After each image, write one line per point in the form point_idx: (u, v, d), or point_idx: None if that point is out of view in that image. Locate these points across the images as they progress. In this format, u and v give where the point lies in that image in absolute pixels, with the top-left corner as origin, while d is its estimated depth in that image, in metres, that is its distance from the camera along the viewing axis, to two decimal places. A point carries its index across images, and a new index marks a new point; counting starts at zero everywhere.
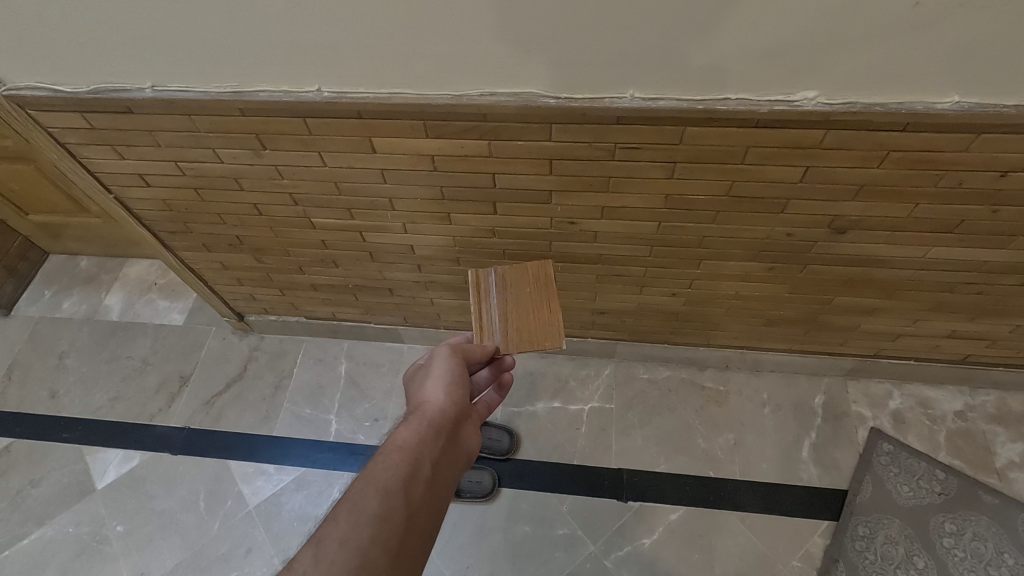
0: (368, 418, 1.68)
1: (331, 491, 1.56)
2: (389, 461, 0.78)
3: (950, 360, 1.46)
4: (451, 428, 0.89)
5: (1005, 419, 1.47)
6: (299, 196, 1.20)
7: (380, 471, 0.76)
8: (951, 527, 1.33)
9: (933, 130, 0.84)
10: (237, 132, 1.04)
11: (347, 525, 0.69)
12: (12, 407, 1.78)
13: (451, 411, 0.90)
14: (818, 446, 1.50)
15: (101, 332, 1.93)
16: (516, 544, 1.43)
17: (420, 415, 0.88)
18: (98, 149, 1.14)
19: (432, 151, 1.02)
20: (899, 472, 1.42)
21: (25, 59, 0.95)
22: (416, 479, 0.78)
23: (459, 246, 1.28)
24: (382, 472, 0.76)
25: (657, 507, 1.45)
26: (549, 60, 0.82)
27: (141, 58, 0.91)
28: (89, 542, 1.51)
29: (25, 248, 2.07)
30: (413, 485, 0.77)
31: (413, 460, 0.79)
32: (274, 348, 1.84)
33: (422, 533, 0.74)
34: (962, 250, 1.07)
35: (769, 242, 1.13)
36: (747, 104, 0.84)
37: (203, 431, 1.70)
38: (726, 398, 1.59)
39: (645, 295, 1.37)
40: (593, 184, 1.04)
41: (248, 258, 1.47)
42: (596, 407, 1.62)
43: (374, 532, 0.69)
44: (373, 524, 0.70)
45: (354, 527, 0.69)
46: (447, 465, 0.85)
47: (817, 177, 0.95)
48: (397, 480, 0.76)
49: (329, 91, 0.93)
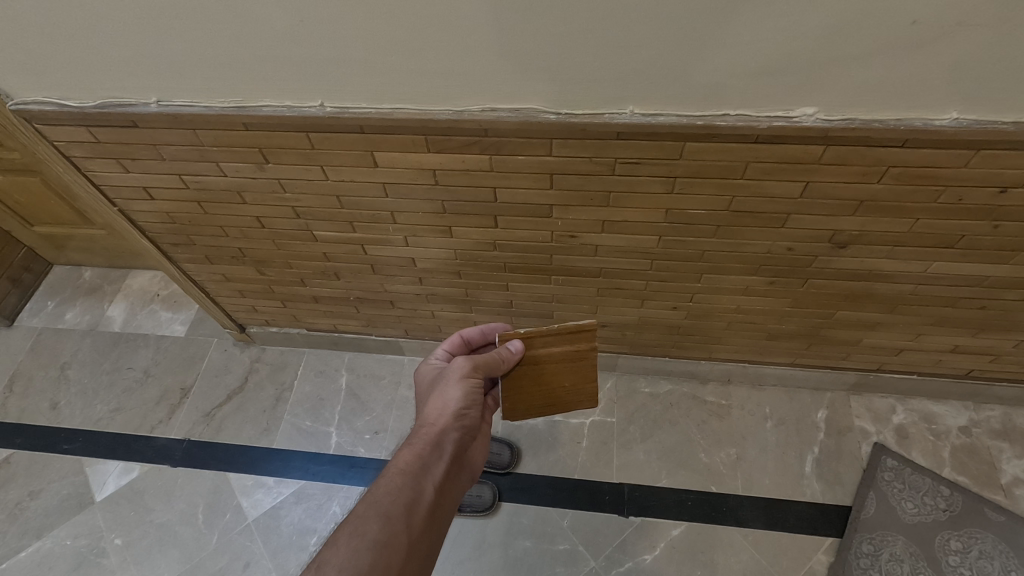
0: (368, 430, 1.67)
1: (331, 504, 1.55)
2: (393, 484, 0.82)
3: (954, 375, 1.45)
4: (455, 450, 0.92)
5: (1009, 435, 1.46)
6: (301, 209, 1.20)
7: (382, 494, 0.81)
8: (957, 544, 1.31)
9: (931, 146, 0.85)
10: (241, 146, 1.05)
11: (348, 552, 0.73)
12: (12, 418, 1.78)
13: (455, 433, 0.93)
14: (821, 461, 1.49)
15: (103, 343, 1.94)
16: (515, 560, 1.42)
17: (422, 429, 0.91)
18: (103, 163, 1.15)
19: (433, 165, 1.02)
20: (904, 488, 1.41)
21: (33, 75, 0.96)
22: (417, 500, 0.82)
23: (461, 259, 1.29)
24: (384, 496, 0.80)
25: (658, 522, 1.44)
26: (550, 77, 0.83)
27: (147, 74, 0.93)
28: (87, 556, 1.50)
29: (28, 259, 2.08)
30: (414, 506, 0.81)
31: (413, 481, 0.83)
32: (275, 360, 1.84)
33: (422, 553, 0.79)
34: (963, 266, 1.07)
35: (770, 257, 1.13)
36: (746, 120, 0.85)
37: (203, 443, 1.69)
38: (728, 412, 1.59)
39: (646, 308, 1.37)
40: (593, 199, 1.05)
41: (250, 270, 1.48)
42: (597, 422, 1.61)
43: (373, 558, 0.73)
44: (374, 551, 0.74)
45: (355, 553, 0.73)
46: (449, 485, 0.89)
47: (817, 193, 0.96)
48: (399, 503, 0.80)
49: (332, 106, 0.94)
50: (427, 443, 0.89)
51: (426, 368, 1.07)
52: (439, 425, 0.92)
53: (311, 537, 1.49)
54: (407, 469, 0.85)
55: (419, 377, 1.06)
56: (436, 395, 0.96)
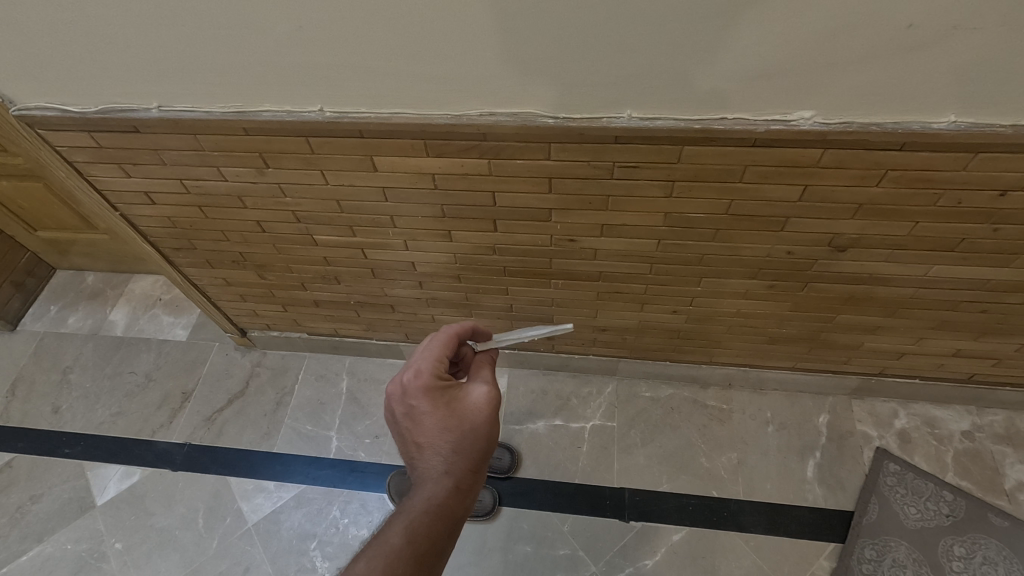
0: (368, 434, 1.67)
1: (330, 508, 1.54)
2: (429, 525, 0.71)
3: (956, 379, 1.44)
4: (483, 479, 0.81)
5: (1013, 440, 1.45)
6: (301, 214, 1.21)
7: (417, 535, 0.70)
8: (961, 550, 1.30)
9: (930, 150, 0.85)
10: (242, 151, 1.05)
11: None
12: (13, 422, 1.78)
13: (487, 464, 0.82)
14: (823, 466, 1.48)
15: (105, 347, 1.94)
16: (515, 565, 1.41)
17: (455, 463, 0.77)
18: (106, 168, 1.16)
19: (432, 169, 1.03)
20: (906, 493, 1.40)
21: (34, 80, 0.97)
22: (449, 548, 0.73)
23: (460, 263, 1.29)
24: (419, 542, 0.69)
25: (659, 527, 1.43)
26: (548, 82, 0.84)
27: (148, 80, 0.94)
28: (87, 560, 1.50)
29: (32, 263, 2.10)
30: (446, 554, 0.72)
31: (450, 530, 0.73)
32: (275, 364, 1.84)
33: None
34: (964, 269, 1.07)
35: (770, 260, 1.13)
36: (745, 123, 0.85)
37: (204, 447, 1.69)
38: (729, 417, 1.58)
39: (647, 312, 1.37)
40: (592, 202, 1.05)
41: (251, 274, 1.48)
42: (597, 426, 1.61)
43: None
44: None
45: None
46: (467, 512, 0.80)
47: (817, 196, 0.96)
48: (436, 553, 0.70)
49: (331, 111, 0.94)
50: (465, 481, 0.77)
51: (430, 375, 0.81)
52: (478, 460, 0.79)
53: (311, 541, 1.49)
54: (444, 515, 0.73)
55: (417, 385, 0.80)
56: (471, 425, 0.79)
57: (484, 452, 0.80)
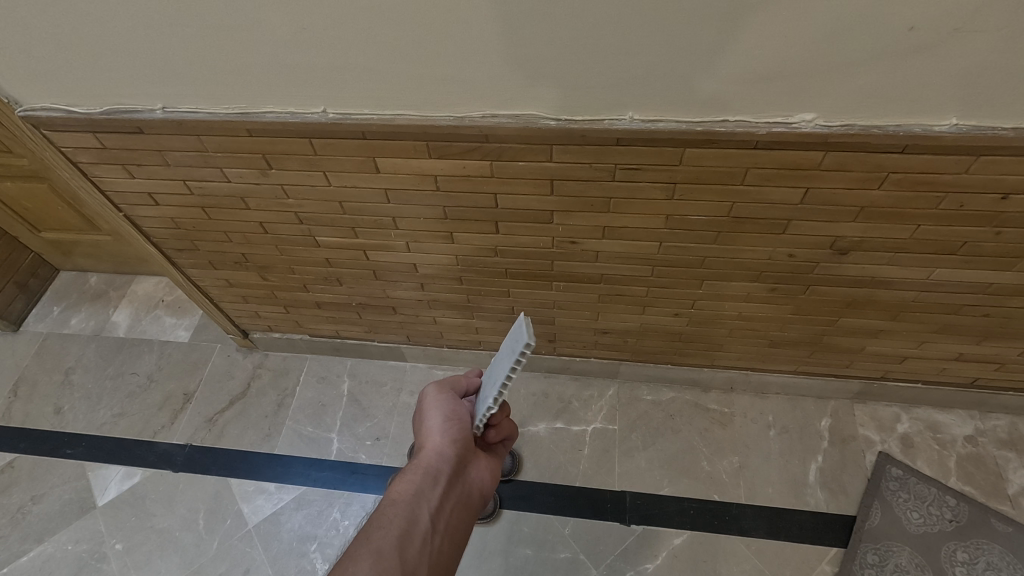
0: (369, 436, 1.67)
1: (331, 510, 1.54)
2: (390, 513, 0.76)
3: (959, 384, 1.44)
4: (454, 472, 0.85)
5: (1016, 444, 1.44)
6: (303, 215, 1.21)
7: (380, 521, 0.75)
8: (964, 556, 1.29)
9: (931, 153, 0.85)
10: (245, 152, 1.06)
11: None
12: (14, 423, 1.79)
13: (451, 456, 0.86)
14: (824, 470, 1.47)
15: (107, 348, 1.95)
16: (516, 568, 1.41)
17: (418, 460, 0.85)
18: (110, 169, 1.17)
19: (435, 171, 1.03)
20: (910, 497, 1.39)
21: (40, 81, 0.97)
22: (419, 532, 0.75)
23: (461, 265, 1.29)
24: (380, 525, 0.74)
25: (660, 531, 1.43)
26: (552, 85, 0.84)
27: (153, 82, 0.94)
28: (87, 560, 1.50)
29: (36, 264, 2.11)
30: (413, 535, 0.74)
31: (413, 511, 0.76)
32: (277, 366, 1.84)
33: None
34: (966, 273, 1.07)
35: (771, 262, 1.13)
36: (747, 125, 0.85)
37: (204, 449, 1.69)
38: (730, 420, 1.58)
39: (649, 314, 1.37)
40: (593, 205, 1.05)
41: (254, 276, 1.49)
42: (598, 429, 1.60)
43: None
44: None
45: None
46: (451, 510, 0.81)
47: (818, 199, 0.96)
48: (397, 533, 0.73)
49: (335, 112, 0.95)
50: (423, 467, 0.83)
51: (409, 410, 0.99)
52: (438, 453, 0.85)
53: (311, 543, 1.49)
54: (406, 499, 0.78)
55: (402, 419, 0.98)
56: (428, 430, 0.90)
57: (438, 443, 0.87)
